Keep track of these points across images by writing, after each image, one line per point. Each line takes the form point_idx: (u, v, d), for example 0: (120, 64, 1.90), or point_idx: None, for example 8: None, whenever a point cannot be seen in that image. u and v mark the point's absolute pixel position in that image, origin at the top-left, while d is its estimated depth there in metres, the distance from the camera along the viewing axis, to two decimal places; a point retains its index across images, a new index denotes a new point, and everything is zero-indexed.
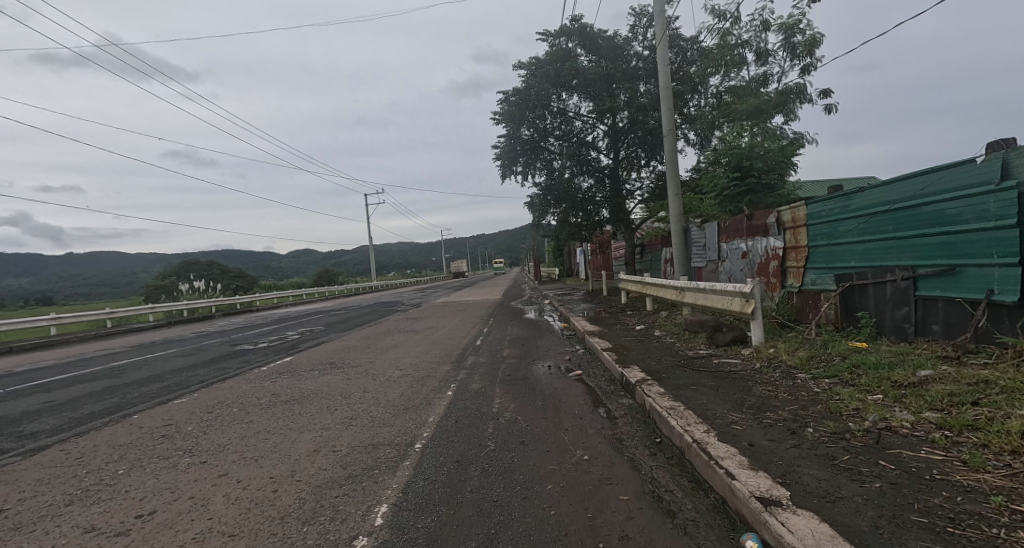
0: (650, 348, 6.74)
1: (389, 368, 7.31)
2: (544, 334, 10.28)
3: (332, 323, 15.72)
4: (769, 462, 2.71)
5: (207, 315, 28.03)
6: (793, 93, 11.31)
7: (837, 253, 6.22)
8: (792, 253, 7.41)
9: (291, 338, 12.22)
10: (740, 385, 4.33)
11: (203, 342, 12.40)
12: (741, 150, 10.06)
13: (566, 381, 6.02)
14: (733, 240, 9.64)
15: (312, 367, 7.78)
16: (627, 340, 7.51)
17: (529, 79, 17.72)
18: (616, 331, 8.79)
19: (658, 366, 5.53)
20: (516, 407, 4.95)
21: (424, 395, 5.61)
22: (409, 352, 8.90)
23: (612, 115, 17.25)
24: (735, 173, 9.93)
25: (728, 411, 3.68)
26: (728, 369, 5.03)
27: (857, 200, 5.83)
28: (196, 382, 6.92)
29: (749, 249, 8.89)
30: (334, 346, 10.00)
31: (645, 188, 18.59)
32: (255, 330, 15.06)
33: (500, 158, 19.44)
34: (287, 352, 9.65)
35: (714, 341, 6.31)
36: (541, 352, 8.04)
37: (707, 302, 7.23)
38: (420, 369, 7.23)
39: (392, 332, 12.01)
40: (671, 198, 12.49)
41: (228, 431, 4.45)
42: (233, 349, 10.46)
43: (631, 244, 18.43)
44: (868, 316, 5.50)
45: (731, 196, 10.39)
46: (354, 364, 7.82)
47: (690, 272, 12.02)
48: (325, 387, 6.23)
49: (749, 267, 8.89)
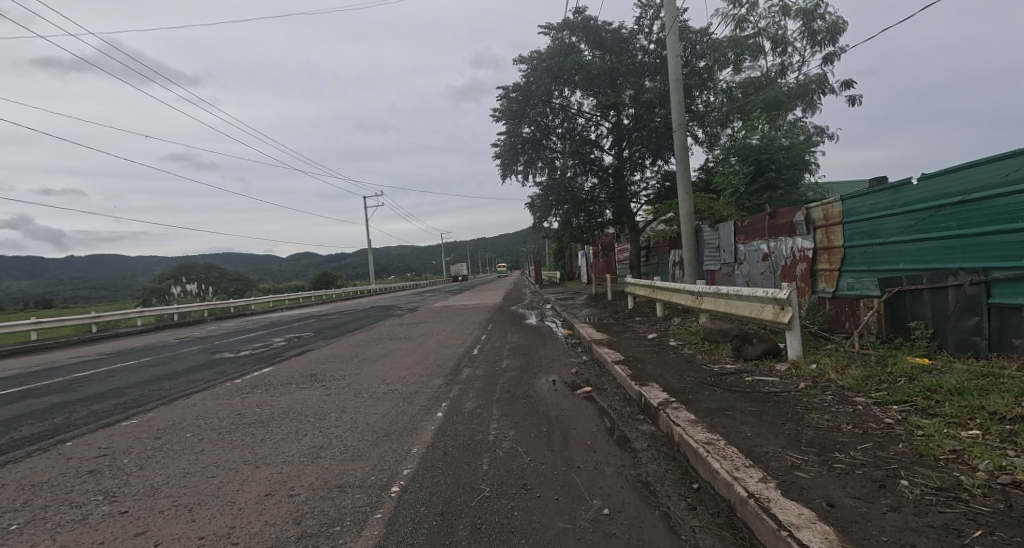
0: (668, 361, 5.98)
1: (374, 383, 6.54)
2: (547, 342, 9.52)
3: (323, 329, 14.96)
4: (871, 540, 1.94)
5: (199, 319, 27.29)
6: (814, 84, 10.57)
7: (881, 253, 5.50)
8: (824, 254, 6.67)
9: (277, 345, 11.46)
10: (787, 412, 3.57)
11: (183, 349, 11.65)
12: (757, 145, 9.37)
13: (573, 400, 5.26)
14: (752, 240, 8.91)
15: (290, 380, 7.01)
16: (640, 351, 6.76)
17: (530, 75, 17.05)
18: (626, 340, 8.02)
19: (681, 384, 4.77)
20: (517, 434, 4.19)
21: (411, 418, 4.84)
22: (400, 362, 8.14)
23: (617, 112, 16.56)
24: (752, 169, 9.23)
25: (784, 449, 2.92)
26: (765, 389, 4.27)
27: (908, 193, 5.12)
28: (157, 398, 6.17)
29: (771, 250, 8.15)
30: (320, 355, 9.24)
31: (651, 188, 17.88)
32: (241, 336, 14.30)
33: (499, 157, 18.77)
34: (268, 362, 8.89)
35: (741, 353, 5.56)
36: (544, 363, 7.29)
37: (730, 309, 6.46)
38: (409, 383, 6.47)
39: (384, 340, 11.24)
40: (682, 198, 11.78)
41: (170, 465, 3.69)
42: (211, 358, 9.70)
43: (636, 247, 17.71)
44: (923, 326, 4.79)
45: (748, 193, 9.68)
46: (337, 377, 7.06)
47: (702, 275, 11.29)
48: (300, 405, 5.47)
49: (772, 270, 8.15)
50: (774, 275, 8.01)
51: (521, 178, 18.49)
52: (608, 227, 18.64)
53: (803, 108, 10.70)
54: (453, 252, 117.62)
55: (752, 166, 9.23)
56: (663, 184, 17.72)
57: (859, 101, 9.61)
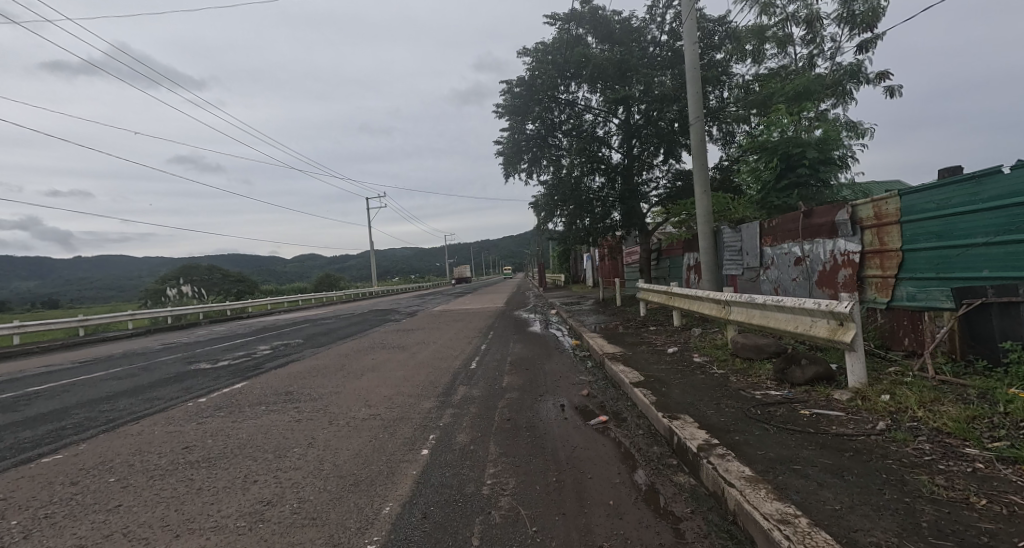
0: (698, 384, 5.07)
1: (356, 406, 5.68)
2: (553, 355, 8.63)
3: (313, 336, 14.09)
4: None
5: (194, 322, 26.61)
6: (847, 74, 9.65)
7: (954, 257, 4.63)
8: (875, 257, 5.75)
9: (261, 354, 10.62)
10: (881, 470, 2.67)
11: (160, 357, 10.85)
12: (785, 138, 8.47)
13: (586, 433, 4.36)
14: (782, 243, 8.00)
15: (262, 400, 6.16)
16: (662, 370, 5.88)
17: (535, 68, 16.21)
18: (643, 354, 7.13)
19: (722, 418, 3.86)
20: (518, 487, 3.29)
21: (390, 457, 3.97)
22: (388, 377, 7.28)
23: (626, 108, 15.69)
24: (779, 165, 8.33)
25: (904, 541, 2.01)
26: (833, 429, 3.37)
27: (992, 187, 4.30)
28: (102, 422, 5.32)
29: (805, 254, 7.25)
30: (303, 368, 8.39)
31: (662, 188, 17.00)
32: (228, 343, 13.50)
33: (503, 155, 17.94)
34: (245, 376, 8.05)
35: (786, 377, 4.64)
36: (551, 382, 6.41)
37: (767, 322, 5.55)
38: (396, 406, 5.60)
39: (376, 349, 10.41)
40: (698, 197, 10.90)
41: (65, 532, 2.83)
42: (185, 369, 8.87)
43: (646, 250, 16.85)
44: (1020, 348, 3.92)
45: (775, 191, 8.73)
46: (314, 397, 6.21)
47: (720, 281, 10.42)
48: (262, 436, 4.61)
49: (806, 276, 7.25)
50: (810, 282, 7.12)
51: (525, 176, 17.67)
52: (616, 229, 17.76)
53: (834, 100, 9.78)
54: (457, 254, 116.86)
55: (779, 162, 8.33)
56: (675, 184, 16.84)
57: (897, 93, 8.68)
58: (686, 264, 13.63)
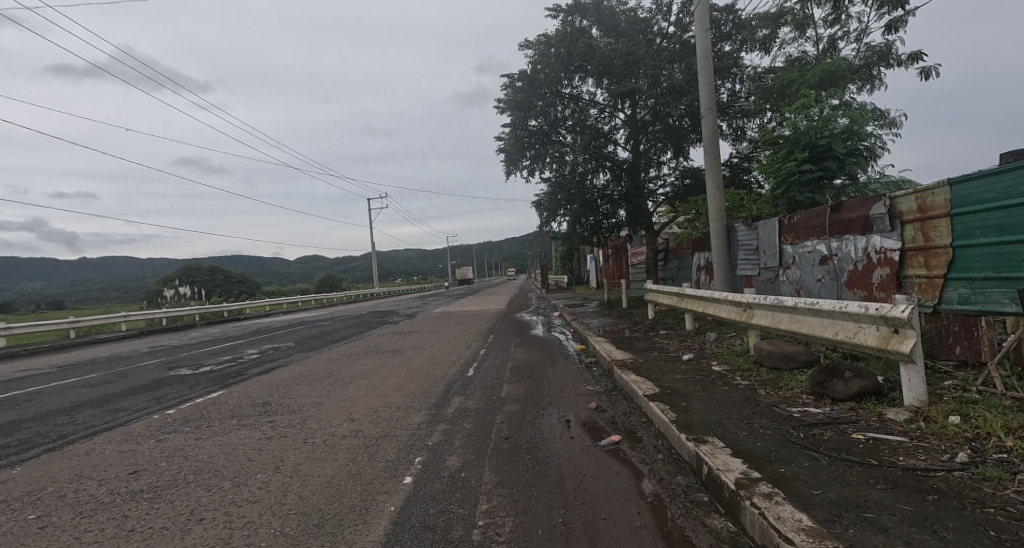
0: (721, 397, 4.45)
1: (338, 420, 5.11)
2: (557, 361, 8.02)
3: (306, 339, 13.53)
4: None
5: (189, 324, 26.05)
6: (875, 57, 9.07)
7: (1022, 254, 4.01)
8: (917, 255, 5.14)
9: (247, 359, 10.05)
10: (987, 526, 2.05)
11: (142, 362, 10.28)
12: (809, 127, 7.83)
13: (596, 457, 3.76)
14: (805, 240, 7.39)
15: (236, 411, 5.60)
16: (679, 381, 5.28)
17: (537, 61, 15.62)
18: (655, 362, 6.52)
19: (759, 443, 3.26)
20: (515, 531, 2.69)
21: (366, 487, 3.38)
22: (376, 386, 6.69)
23: (632, 102, 15.12)
24: (804, 156, 7.69)
25: None
26: (901, 461, 2.75)
27: None
28: (52, 438, 4.75)
29: (833, 252, 6.65)
30: (288, 375, 7.81)
31: (669, 186, 16.41)
32: (217, 346, 12.94)
33: (504, 152, 17.37)
34: (224, 383, 7.47)
35: (826, 392, 4.01)
36: (555, 393, 5.81)
37: (797, 327, 4.93)
38: (381, 421, 5.01)
39: (369, 354, 9.84)
40: (710, 193, 10.30)
41: None
42: (163, 375, 8.29)
43: (653, 250, 16.28)
44: None
45: (797, 185, 8.02)
46: (294, 409, 5.64)
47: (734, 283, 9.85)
48: (224, 457, 4.02)
49: (834, 277, 6.65)
50: (839, 283, 6.53)
51: (527, 174, 17.13)
52: (621, 228, 17.16)
53: (862, 85, 9.14)
54: (459, 256, 116.37)
55: (804, 153, 7.69)
56: (683, 182, 16.24)
57: (932, 74, 8.47)
58: (696, 265, 13.05)
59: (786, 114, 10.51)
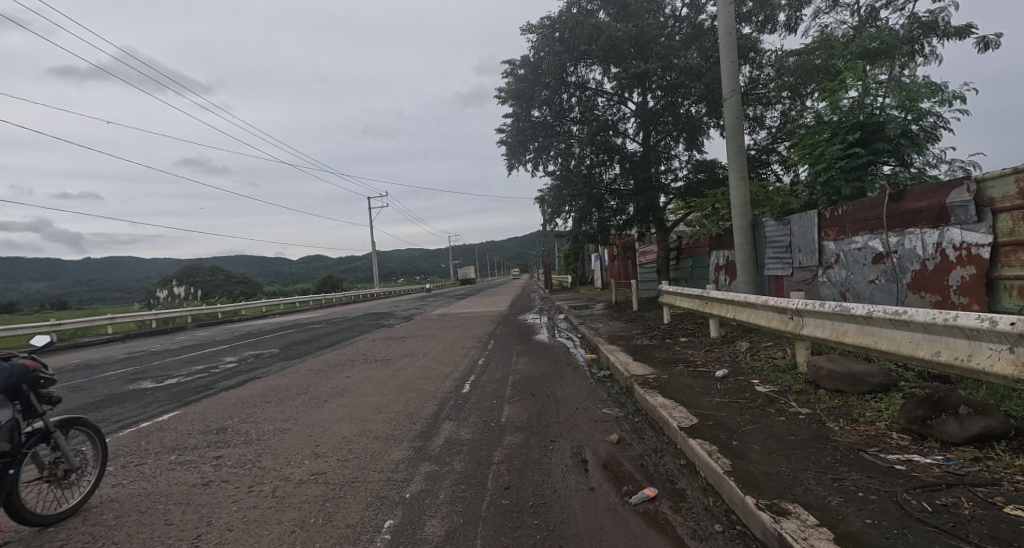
0: (784, 434, 3.45)
1: (301, 455, 4.16)
2: (566, 375, 7.03)
3: (294, 345, 12.61)
4: None
5: (181, 326, 25.20)
6: (920, 29, 8.06)
7: None
8: (1017, 251, 4.15)
9: (222, 369, 9.13)
10: None
11: (108, 372, 9.35)
12: (858, 105, 6.84)
13: (628, 523, 2.78)
14: (853, 235, 6.41)
15: (184, 441, 4.65)
16: (719, 407, 4.30)
17: (541, 47, 14.69)
18: (683, 378, 5.52)
19: (867, 519, 2.26)
20: None
21: None
22: (355, 407, 5.71)
23: (642, 90, 14.23)
24: (853, 138, 6.67)
25: None
26: None
27: None
28: None
29: (890, 249, 5.67)
30: (260, 390, 6.85)
31: (681, 180, 15.51)
32: (197, 353, 12.01)
33: (506, 145, 16.39)
34: (185, 400, 6.53)
35: (930, 432, 3.02)
36: (568, 421, 4.82)
37: (867, 343, 3.94)
38: (353, 458, 4.05)
39: (356, 364, 8.88)
40: (735, 183, 9.43)
41: None
42: (120, 390, 7.33)
43: (665, 248, 15.39)
44: None
45: (841, 170, 6.95)
46: (253, 438, 4.70)
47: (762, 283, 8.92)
48: (136, 518, 3.05)
49: (892, 277, 5.66)
50: (900, 284, 5.54)
51: (531, 168, 16.22)
52: (631, 225, 16.22)
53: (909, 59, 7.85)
54: (461, 256, 115.67)
55: (853, 135, 6.68)
56: (697, 176, 15.34)
57: (991, 46, 7.61)
58: (713, 264, 12.12)
59: (820, 99, 9.57)
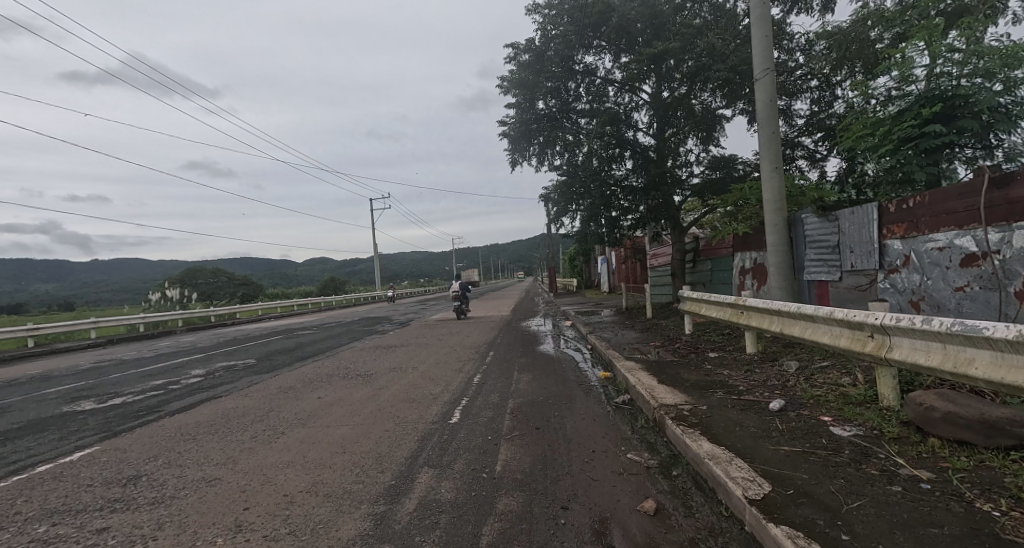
0: (919, 523, 2.27)
1: (215, 530, 3.00)
2: (576, 400, 5.87)
3: (274, 354, 11.50)
4: None
5: (169, 331, 24.23)
6: None
7: None
8: None
9: (182, 384, 8.01)
10: None
11: (54, 387, 8.24)
12: (934, 76, 5.66)
13: None
14: (927, 232, 5.24)
15: (74, 497, 3.52)
16: (793, 462, 3.12)
17: (548, 31, 13.64)
18: (727, 411, 4.36)
19: None
20: None
21: None
22: (315, 444, 4.58)
23: (657, 78, 13.20)
24: (930, 113, 5.49)
25: None
26: None
27: None
28: None
29: (989, 249, 4.53)
30: (210, 416, 5.73)
31: (698, 177, 14.34)
32: (167, 363, 10.93)
33: (509, 139, 15.35)
34: (115, 429, 5.40)
35: None
36: (583, 473, 3.64)
37: (1011, 378, 2.75)
38: (285, 537, 2.89)
39: (335, 381, 7.75)
40: (767, 176, 8.34)
41: None
42: (49, 413, 6.21)
43: (681, 250, 14.25)
44: None
45: (916, 154, 5.76)
46: (165, 494, 3.55)
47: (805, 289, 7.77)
48: None
49: (994, 285, 4.53)
50: (1007, 294, 4.40)
51: (536, 164, 15.17)
52: (643, 225, 15.10)
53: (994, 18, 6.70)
54: (464, 258, 114.76)
55: (930, 109, 5.48)
56: (713, 173, 14.29)
57: None
58: (737, 267, 10.95)
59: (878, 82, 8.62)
